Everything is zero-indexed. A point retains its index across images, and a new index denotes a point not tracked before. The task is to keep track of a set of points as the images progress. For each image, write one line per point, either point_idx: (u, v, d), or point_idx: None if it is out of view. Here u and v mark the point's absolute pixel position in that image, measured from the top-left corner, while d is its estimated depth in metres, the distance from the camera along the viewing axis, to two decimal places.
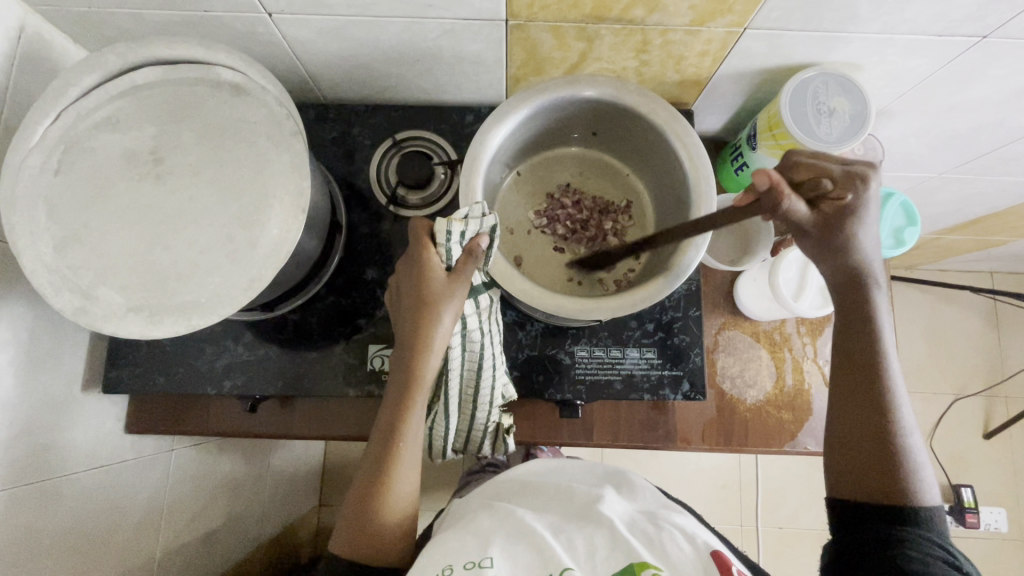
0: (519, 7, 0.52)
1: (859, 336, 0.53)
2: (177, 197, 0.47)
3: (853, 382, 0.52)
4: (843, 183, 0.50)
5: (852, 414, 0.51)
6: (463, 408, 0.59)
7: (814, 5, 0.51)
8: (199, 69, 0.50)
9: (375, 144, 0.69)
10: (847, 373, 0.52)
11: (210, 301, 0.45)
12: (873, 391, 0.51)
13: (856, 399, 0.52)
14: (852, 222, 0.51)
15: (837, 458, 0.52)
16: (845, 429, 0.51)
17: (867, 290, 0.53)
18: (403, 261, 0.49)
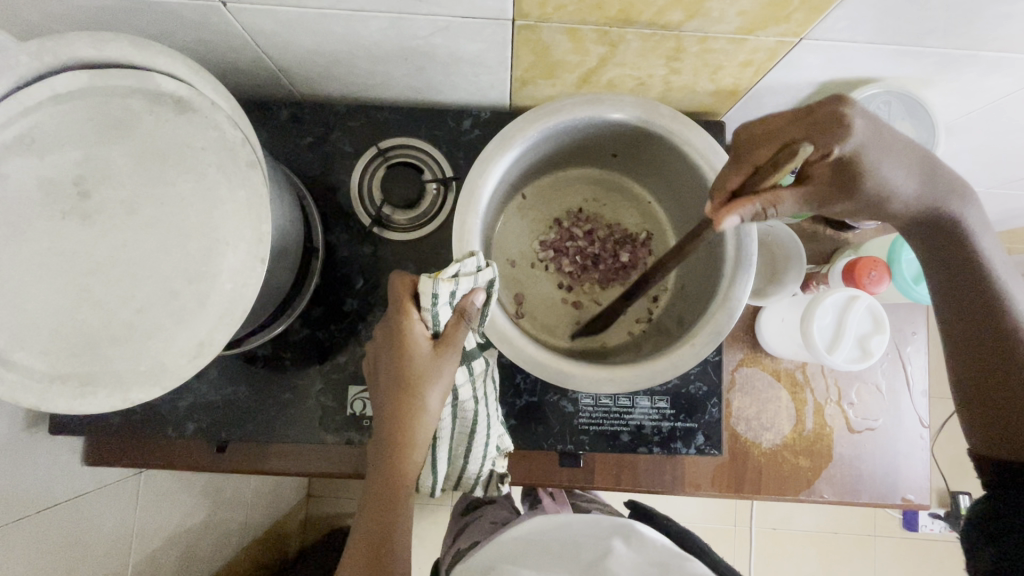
0: (528, 6, 0.42)
1: (954, 269, 0.43)
2: (109, 241, 0.39)
3: (969, 329, 0.43)
4: (827, 132, 0.35)
5: (980, 373, 0.43)
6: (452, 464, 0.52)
7: (892, 16, 0.41)
8: (133, 76, 0.41)
9: (357, 152, 0.60)
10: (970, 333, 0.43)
11: (151, 371, 0.38)
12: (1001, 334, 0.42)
13: (974, 350, 0.43)
14: (868, 166, 0.37)
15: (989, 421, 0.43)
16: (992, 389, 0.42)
17: (962, 237, 0.42)
18: (381, 332, 0.41)
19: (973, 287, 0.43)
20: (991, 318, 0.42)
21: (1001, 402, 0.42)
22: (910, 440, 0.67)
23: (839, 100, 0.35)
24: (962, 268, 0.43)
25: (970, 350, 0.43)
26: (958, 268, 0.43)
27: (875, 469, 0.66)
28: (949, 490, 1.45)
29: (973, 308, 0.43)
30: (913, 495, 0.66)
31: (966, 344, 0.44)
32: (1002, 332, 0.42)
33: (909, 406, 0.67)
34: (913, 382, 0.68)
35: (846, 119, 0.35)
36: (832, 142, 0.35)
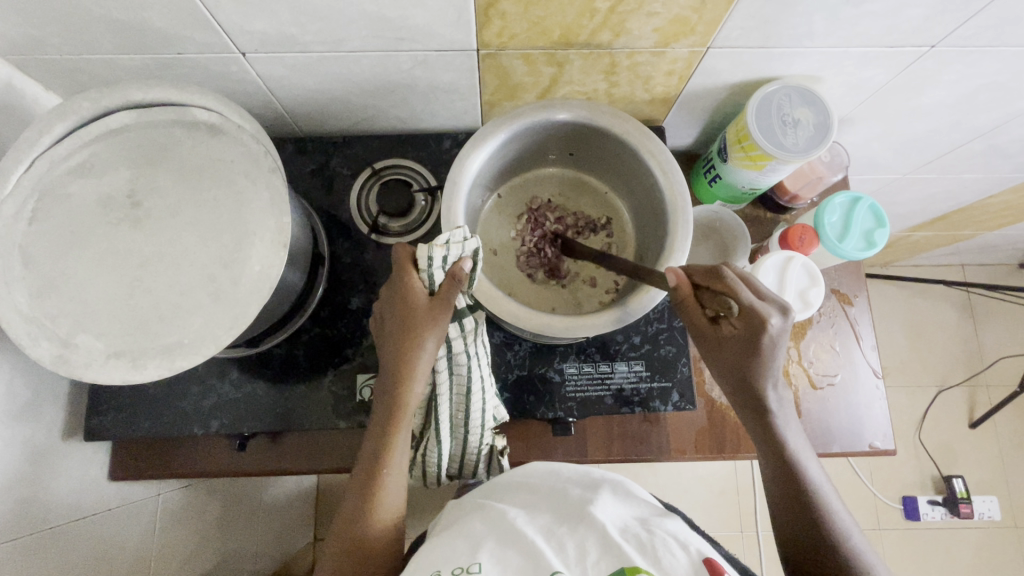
0: (488, 37, 0.54)
1: (770, 463, 0.54)
2: (156, 239, 0.47)
3: (791, 514, 0.52)
4: (750, 317, 0.51)
5: (783, 483, 0.53)
6: (455, 431, 0.58)
7: (771, 24, 0.53)
8: (174, 111, 0.50)
9: (354, 174, 0.69)
10: (778, 472, 0.54)
11: (194, 342, 0.45)
12: (806, 505, 0.52)
13: (781, 476, 0.53)
14: (750, 352, 0.52)
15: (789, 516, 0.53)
16: (791, 492, 0.53)
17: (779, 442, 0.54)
18: (387, 289, 0.50)
19: (785, 481, 0.53)
20: (793, 485, 0.53)
21: (794, 502, 0.52)
22: (869, 391, 0.74)
23: (772, 305, 0.52)
24: (789, 478, 0.53)
25: (780, 494, 0.53)
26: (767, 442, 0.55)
27: (840, 421, 0.73)
28: (942, 475, 1.49)
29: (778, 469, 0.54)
30: (878, 441, 0.72)
31: (772, 473, 0.54)
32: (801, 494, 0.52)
33: (863, 360, 0.75)
34: (863, 339, 0.76)
35: (767, 319, 0.51)
36: (755, 320, 0.51)
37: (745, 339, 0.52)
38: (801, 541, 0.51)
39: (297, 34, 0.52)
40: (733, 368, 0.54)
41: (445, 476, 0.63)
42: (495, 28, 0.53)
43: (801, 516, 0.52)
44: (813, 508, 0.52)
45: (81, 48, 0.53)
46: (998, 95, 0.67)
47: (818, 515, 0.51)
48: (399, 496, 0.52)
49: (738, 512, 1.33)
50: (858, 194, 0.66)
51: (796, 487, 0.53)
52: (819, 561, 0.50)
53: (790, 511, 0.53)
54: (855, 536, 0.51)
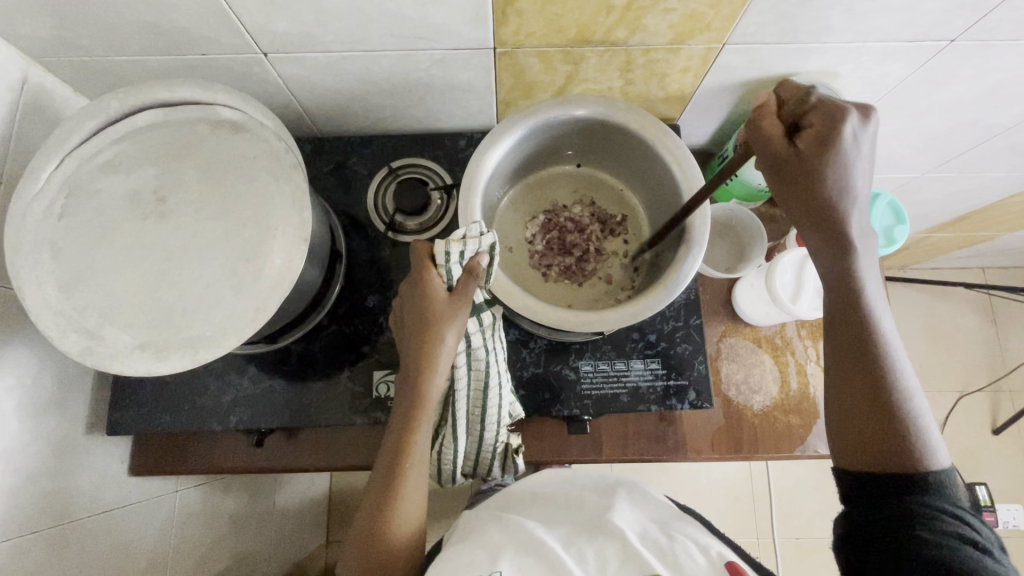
0: (505, 35, 0.54)
1: (847, 340, 0.50)
2: (180, 234, 0.48)
3: (852, 379, 0.49)
4: (826, 117, 0.47)
5: (847, 340, 0.49)
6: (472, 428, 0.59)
7: (787, 19, 0.53)
8: (199, 108, 0.51)
9: (371, 174, 0.70)
10: (847, 324, 0.50)
11: (216, 334, 0.46)
12: (879, 384, 0.48)
13: (851, 326, 0.49)
14: (829, 162, 0.47)
15: (844, 379, 0.49)
16: (851, 351, 0.49)
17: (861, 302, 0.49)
18: (407, 286, 0.50)
19: (862, 361, 0.48)
20: (863, 347, 0.49)
21: (858, 360, 0.49)
22: None
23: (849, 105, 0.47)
24: (863, 338, 0.49)
25: (844, 378, 0.50)
26: (847, 310, 0.50)
27: None
28: (965, 483, 1.45)
29: (853, 352, 0.49)
30: None
31: (847, 355, 0.49)
32: (872, 361, 0.48)
33: None
34: None
35: (847, 117, 0.46)
36: (829, 118, 0.46)
37: (822, 147, 0.47)
38: (859, 427, 0.48)
39: (319, 35, 0.54)
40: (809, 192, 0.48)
41: (460, 474, 0.62)
42: (512, 26, 0.53)
43: (865, 399, 0.48)
44: (887, 385, 0.47)
45: (110, 49, 0.55)
46: (1020, 89, 0.67)
47: (885, 394, 0.47)
48: (419, 502, 0.50)
49: (751, 517, 1.32)
50: (877, 191, 0.65)
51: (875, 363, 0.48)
52: (883, 447, 0.47)
53: (851, 372, 0.49)
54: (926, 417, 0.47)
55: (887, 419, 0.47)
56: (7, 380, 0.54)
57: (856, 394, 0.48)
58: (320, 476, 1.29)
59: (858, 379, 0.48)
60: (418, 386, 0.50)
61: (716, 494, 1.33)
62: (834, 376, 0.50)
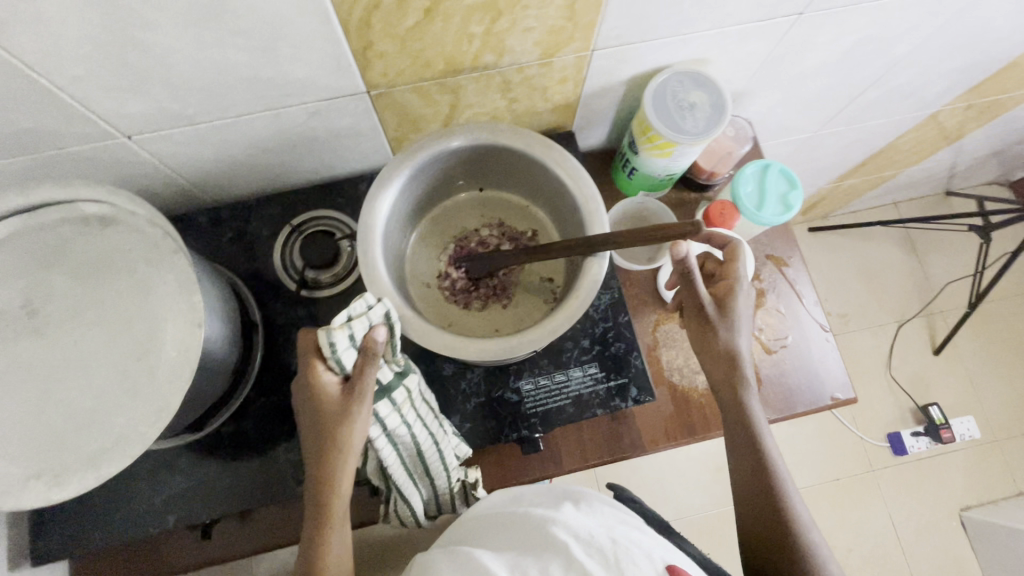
0: (375, 78, 0.54)
1: (746, 451, 0.58)
2: (61, 345, 0.45)
3: (753, 488, 0.57)
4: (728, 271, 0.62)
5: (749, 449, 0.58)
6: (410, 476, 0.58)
7: (644, 18, 0.55)
8: (61, 209, 0.48)
9: (275, 234, 0.68)
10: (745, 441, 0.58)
11: (117, 445, 0.43)
12: (777, 501, 0.56)
13: (747, 448, 0.58)
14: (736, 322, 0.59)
15: (749, 488, 0.58)
16: (750, 464, 0.58)
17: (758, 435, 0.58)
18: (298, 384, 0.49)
19: (756, 467, 0.57)
20: (757, 460, 0.57)
21: (764, 498, 0.56)
22: (819, 345, 0.76)
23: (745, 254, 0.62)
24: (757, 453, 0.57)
25: (750, 489, 0.58)
26: (746, 434, 0.59)
27: (798, 379, 0.75)
28: (919, 406, 1.54)
29: (755, 465, 0.57)
30: (840, 393, 0.74)
31: (751, 470, 0.58)
32: (765, 469, 0.57)
33: (808, 317, 0.77)
34: (804, 296, 0.78)
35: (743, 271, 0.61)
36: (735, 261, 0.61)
37: (729, 300, 0.60)
38: (760, 519, 0.56)
39: (179, 109, 0.52)
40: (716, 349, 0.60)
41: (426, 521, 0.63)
42: (378, 68, 0.53)
43: (769, 503, 0.56)
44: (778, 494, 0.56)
45: None
46: (873, 46, 0.71)
47: (784, 515, 0.55)
48: None
49: None
50: (766, 161, 0.69)
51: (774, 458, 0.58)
52: (777, 545, 0.54)
53: (751, 476, 0.58)
54: (820, 542, 0.54)
55: (784, 536, 0.54)
56: None
57: (761, 517, 0.56)
58: None
59: (766, 510, 0.56)
60: (328, 483, 0.50)
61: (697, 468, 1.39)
62: (738, 481, 0.59)
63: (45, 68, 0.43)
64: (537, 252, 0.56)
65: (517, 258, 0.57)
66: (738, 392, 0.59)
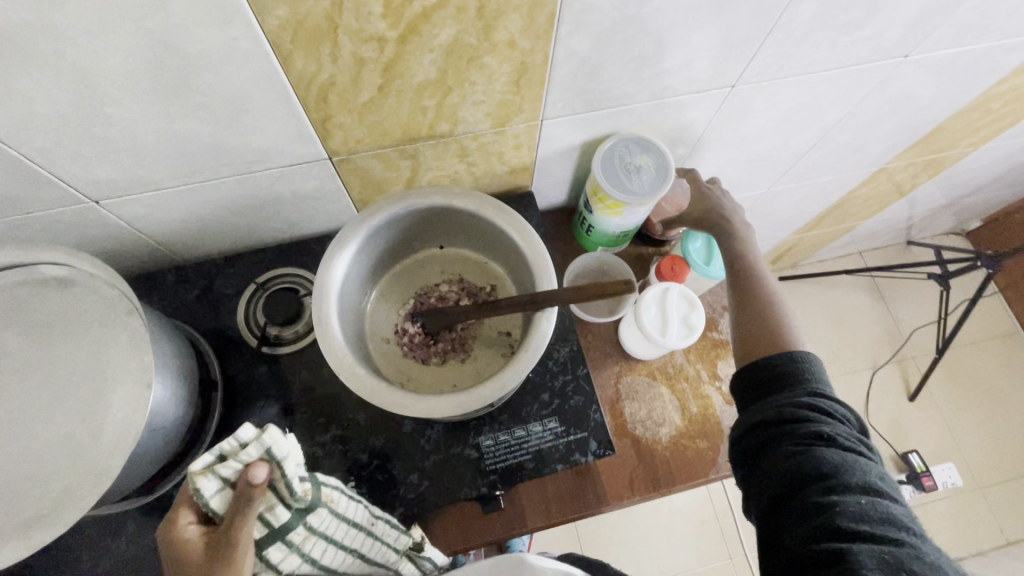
0: (335, 146, 0.57)
1: (750, 326, 0.61)
2: (6, 407, 0.45)
3: (755, 333, 0.60)
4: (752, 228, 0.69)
5: (758, 346, 0.59)
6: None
7: (587, 91, 0.60)
8: (21, 271, 0.50)
9: (240, 292, 0.70)
10: (749, 335, 0.61)
11: (53, 510, 0.42)
12: (773, 349, 0.58)
13: (754, 327, 0.61)
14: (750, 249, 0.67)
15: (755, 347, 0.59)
16: (758, 363, 0.58)
17: (768, 307, 0.61)
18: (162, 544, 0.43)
19: (762, 346, 0.59)
20: (759, 328, 0.60)
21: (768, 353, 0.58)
22: None
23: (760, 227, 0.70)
24: (762, 325, 0.60)
25: (756, 348, 0.59)
26: (758, 313, 0.61)
27: None
28: (899, 454, 1.53)
29: (753, 325, 0.61)
30: None
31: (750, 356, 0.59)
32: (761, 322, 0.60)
33: None
34: None
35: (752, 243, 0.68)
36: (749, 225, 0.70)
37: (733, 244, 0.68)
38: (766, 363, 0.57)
39: (145, 175, 0.54)
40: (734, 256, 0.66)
41: None
42: (338, 137, 0.56)
43: (767, 332, 0.59)
44: (773, 341, 0.58)
45: None
46: (807, 113, 0.77)
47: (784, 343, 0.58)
48: None
49: (721, 539, 1.35)
50: None
51: (780, 350, 0.57)
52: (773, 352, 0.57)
53: (755, 344, 0.59)
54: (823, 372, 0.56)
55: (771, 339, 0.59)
56: None
57: (756, 338, 0.60)
58: None
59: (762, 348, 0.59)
60: None
61: (680, 523, 1.37)
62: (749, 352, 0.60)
63: (15, 140, 0.46)
64: (486, 309, 0.58)
65: (470, 315, 0.59)
66: (749, 291, 0.63)
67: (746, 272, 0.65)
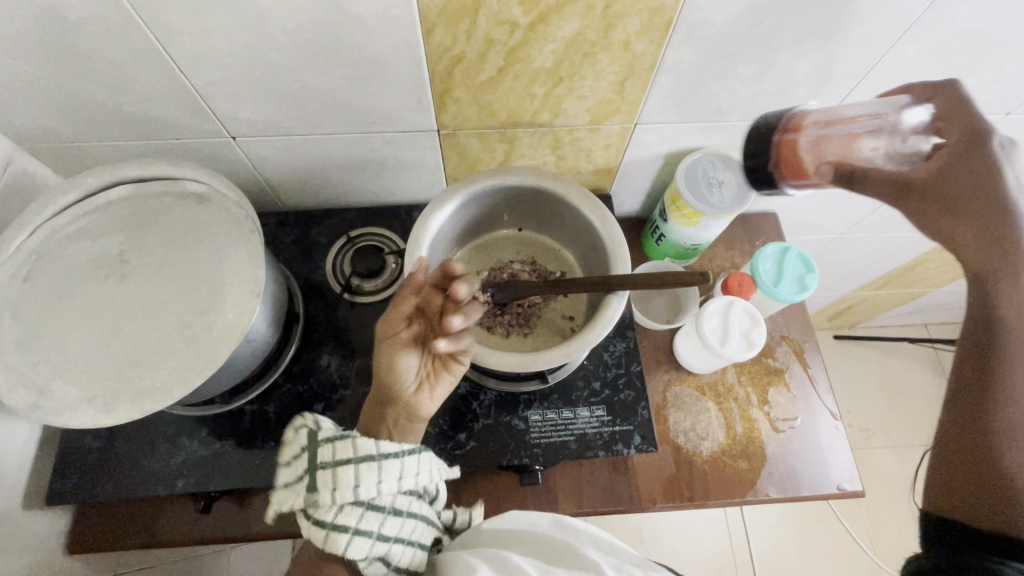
0: (446, 119, 0.63)
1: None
2: (139, 292, 0.52)
3: (967, 429, 0.40)
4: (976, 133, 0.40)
5: (1008, 416, 0.39)
6: (315, 472, 0.48)
7: (683, 102, 0.63)
8: (169, 183, 0.57)
9: (331, 243, 0.76)
10: (960, 398, 0.41)
11: (164, 385, 0.48)
12: (982, 439, 0.39)
13: (965, 391, 0.41)
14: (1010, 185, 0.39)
15: (973, 467, 0.39)
16: (970, 449, 0.40)
17: (993, 349, 0.39)
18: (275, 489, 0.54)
19: (997, 426, 0.39)
20: (981, 396, 0.40)
21: (1001, 474, 0.38)
22: (829, 433, 0.76)
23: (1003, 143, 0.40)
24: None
25: (976, 418, 0.40)
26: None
27: (806, 463, 0.74)
28: None
29: (986, 418, 0.39)
30: (846, 484, 0.73)
31: (966, 442, 0.40)
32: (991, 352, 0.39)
33: (820, 403, 0.78)
34: (817, 382, 0.80)
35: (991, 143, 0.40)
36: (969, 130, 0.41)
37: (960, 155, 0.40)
38: (961, 477, 0.40)
39: (281, 120, 0.61)
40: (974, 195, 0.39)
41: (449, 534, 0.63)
42: (451, 111, 0.62)
43: (978, 456, 0.39)
44: (1001, 451, 0.38)
45: (92, 136, 0.61)
46: None
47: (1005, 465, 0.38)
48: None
49: None
50: (786, 244, 0.74)
51: (1004, 455, 0.38)
52: (949, 479, 0.41)
53: (966, 441, 0.40)
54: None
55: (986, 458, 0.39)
56: None
57: (953, 483, 0.40)
58: None
59: (1018, 463, 0.38)
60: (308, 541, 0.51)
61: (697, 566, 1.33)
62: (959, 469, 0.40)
63: (190, 71, 0.54)
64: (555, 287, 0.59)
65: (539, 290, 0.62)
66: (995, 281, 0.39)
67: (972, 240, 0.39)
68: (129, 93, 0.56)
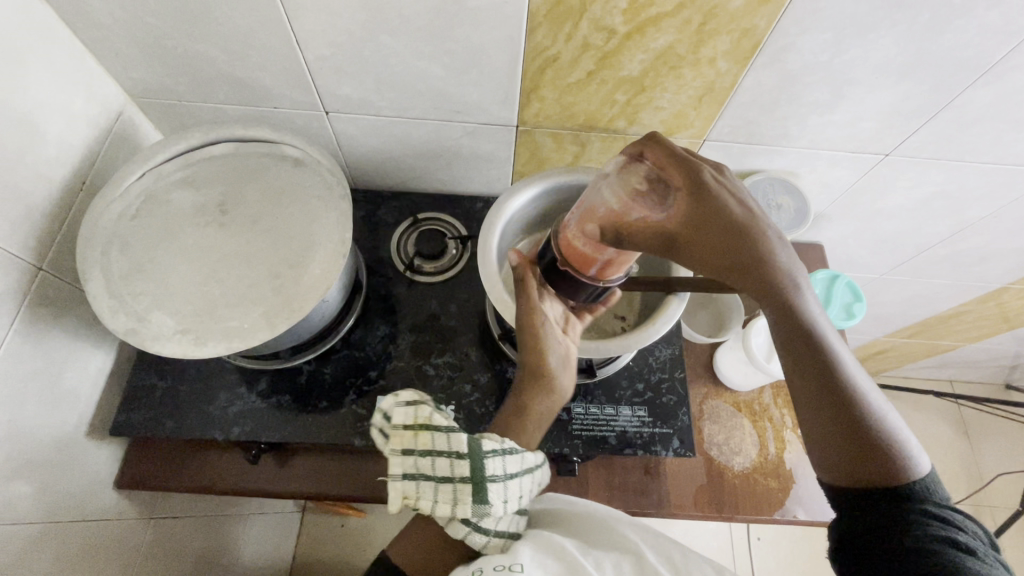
0: (528, 116, 0.67)
1: (827, 404, 0.45)
2: (234, 241, 0.55)
3: (829, 425, 0.45)
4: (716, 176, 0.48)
5: (834, 406, 0.45)
6: (482, 486, 0.47)
7: (753, 124, 0.66)
8: (269, 146, 0.61)
9: (396, 223, 0.80)
10: (801, 381, 0.46)
11: (251, 327, 0.51)
12: (849, 420, 0.44)
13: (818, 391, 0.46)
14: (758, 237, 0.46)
15: (841, 447, 0.45)
16: (836, 433, 0.45)
17: (813, 337, 0.46)
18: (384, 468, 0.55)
19: (840, 410, 0.44)
20: (823, 386, 0.45)
21: (861, 446, 0.44)
22: None
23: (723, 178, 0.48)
24: (828, 382, 0.45)
25: (827, 415, 0.45)
26: (805, 339, 0.46)
27: None
28: None
29: (839, 406, 0.45)
30: None
31: (830, 424, 0.45)
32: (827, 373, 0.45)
33: None
34: None
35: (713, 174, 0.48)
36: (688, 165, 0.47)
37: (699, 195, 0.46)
38: (841, 454, 0.44)
39: (374, 100, 0.66)
40: (725, 245, 0.46)
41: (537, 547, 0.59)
42: (534, 109, 0.66)
43: (855, 436, 0.44)
44: (861, 421, 0.44)
45: (199, 97, 0.66)
46: (948, 202, 0.80)
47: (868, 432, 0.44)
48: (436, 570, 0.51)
49: None
50: (835, 272, 0.76)
51: (874, 434, 0.44)
52: (850, 464, 0.44)
53: (828, 427, 0.45)
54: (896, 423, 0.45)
55: (863, 431, 0.44)
56: (39, 364, 0.57)
57: (840, 454, 0.45)
58: (286, 546, 1.24)
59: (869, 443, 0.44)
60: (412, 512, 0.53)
61: None
62: (822, 445, 0.45)
63: (305, 45, 0.58)
64: None
65: None
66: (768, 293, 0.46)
67: (758, 272, 0.46)
68: (245, 60, 0.60)
